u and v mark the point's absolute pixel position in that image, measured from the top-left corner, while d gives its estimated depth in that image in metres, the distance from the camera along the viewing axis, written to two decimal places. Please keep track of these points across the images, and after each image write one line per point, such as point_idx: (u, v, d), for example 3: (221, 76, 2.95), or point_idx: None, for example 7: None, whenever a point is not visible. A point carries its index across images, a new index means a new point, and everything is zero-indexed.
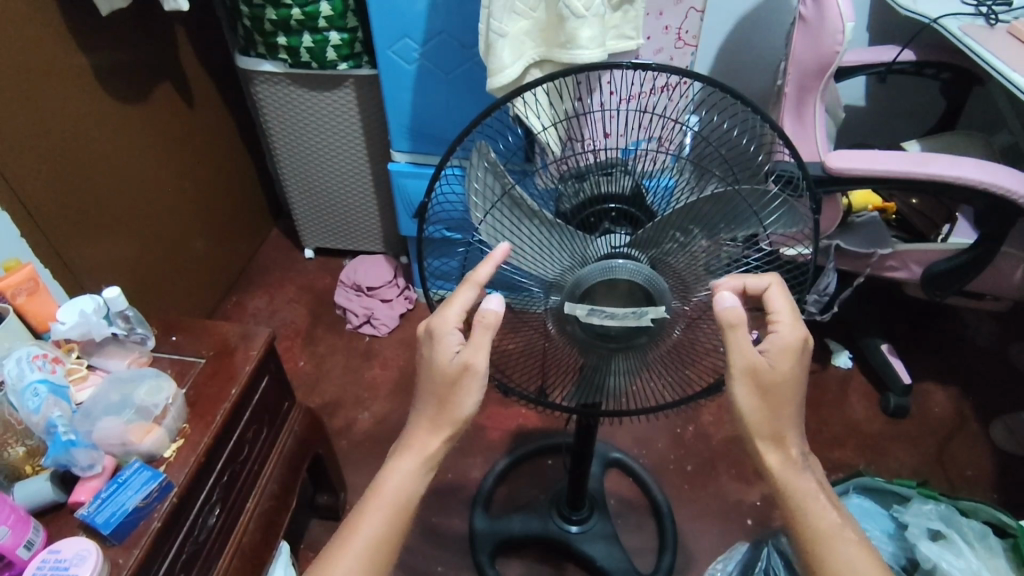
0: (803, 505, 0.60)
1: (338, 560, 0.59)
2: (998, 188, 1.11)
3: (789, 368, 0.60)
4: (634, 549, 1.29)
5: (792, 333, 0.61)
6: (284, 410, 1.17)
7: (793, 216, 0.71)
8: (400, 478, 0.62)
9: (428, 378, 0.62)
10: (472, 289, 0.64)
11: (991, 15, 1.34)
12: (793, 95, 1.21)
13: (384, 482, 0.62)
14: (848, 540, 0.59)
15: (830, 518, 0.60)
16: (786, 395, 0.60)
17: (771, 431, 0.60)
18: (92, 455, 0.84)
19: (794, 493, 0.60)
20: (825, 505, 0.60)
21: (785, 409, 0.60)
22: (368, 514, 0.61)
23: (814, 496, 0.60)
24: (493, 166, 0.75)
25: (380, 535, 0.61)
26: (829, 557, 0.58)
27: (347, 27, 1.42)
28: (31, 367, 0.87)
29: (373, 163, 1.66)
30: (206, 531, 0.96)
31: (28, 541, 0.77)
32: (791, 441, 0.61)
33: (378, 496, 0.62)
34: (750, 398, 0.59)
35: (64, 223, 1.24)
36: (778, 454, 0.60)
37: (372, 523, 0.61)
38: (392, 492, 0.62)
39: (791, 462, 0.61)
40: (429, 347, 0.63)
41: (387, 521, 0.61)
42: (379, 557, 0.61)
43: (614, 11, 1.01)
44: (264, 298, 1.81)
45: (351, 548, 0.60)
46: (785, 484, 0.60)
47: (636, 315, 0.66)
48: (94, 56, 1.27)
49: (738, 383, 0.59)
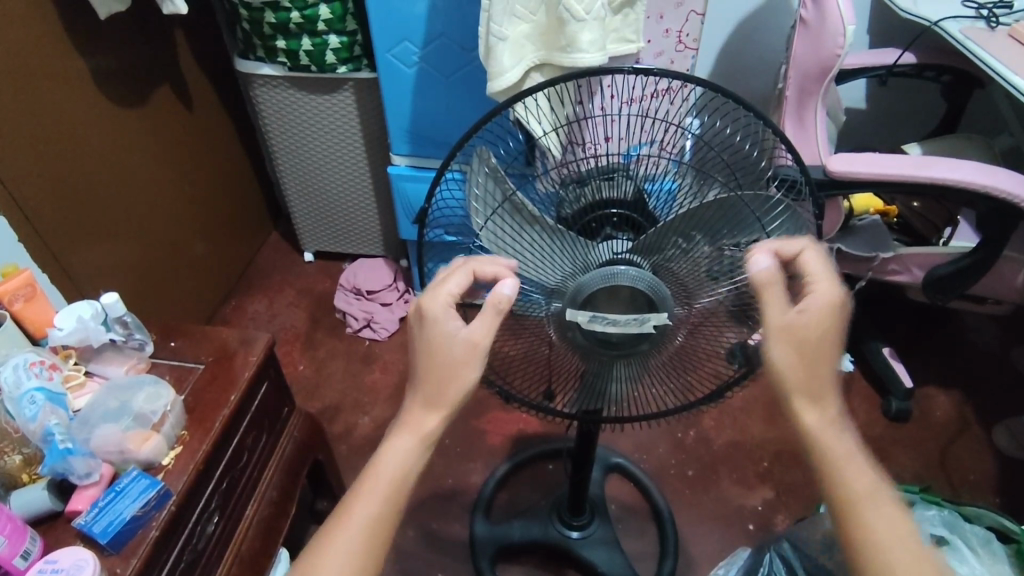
0: (836, 464, 0.58)
1: (334, 543, 0.57)
2: (999, 191, 1.11)
3: (829, 326, 0.56)
4: (635, 554, 1.28)
5: (830, 289, 0.58)
6: (284, 415, 1.16)
7: (795, 222, 0.69)
8: (396, 457, 0.59)
9: (427, 362, 0.59)
10: (460, 274, 0.63)
11: (992, 18, 1.34)
12: (793, 99, 1.20)
13: (378, 464, 0.60)
14: (884, 504, 0.57)
15: (865, 481, 0.58)
16: (827, 355, 0.57)
17: (810, 390, 0.57)
18: (90, 463, 0.84)
19: (829, 457, 0.58)
20: (860, 469, 0.58)
21: (825, 370, 0.57)
22: (362, 496, 0.59)
23: (850, 458, 0.58)
24: (493, 171, 0.74)
25: (377, 516, 0.58)
26: (859, 521, 0.56)
27: (346, 29, 1.41)
28: (28, 375, 0.87)
29: (373, 167, 1.65)
30: (206, 538, 0.96)
31: (26, 550, 0.77)
32: (829, 401, 0.58)
33: (372, 478, 0.59)
34: (788, 353, 0.56)
35: (61, 228, 1.23)
36: (815, 413, 0.57)
37: (367, 505, 0.58)
38: (387, 471, 0.59)
39: (828, 422, 0.58)
40: (425, 329, 0.60)
41: (384, 502, 0.59)
42: (378, 539, 0.58)
43: (614, 14, 1.01)
44: (263, 302, 1.80)
45: (347, 531, 0.58)
46: (819, 442, 0.58)
47: (638, 322, 0.67)
48: (92, 60, 1.26)
49: (775, 337, 0.56)
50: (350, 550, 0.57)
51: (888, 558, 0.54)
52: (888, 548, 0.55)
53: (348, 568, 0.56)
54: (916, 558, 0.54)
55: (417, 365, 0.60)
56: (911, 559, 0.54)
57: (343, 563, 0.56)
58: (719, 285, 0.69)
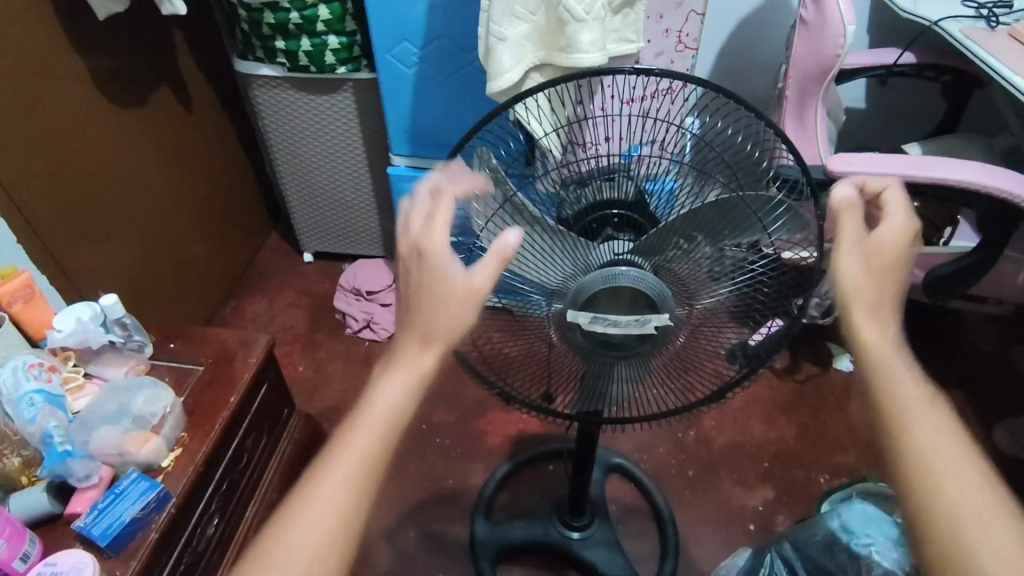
0: (888, 378, 0.55)
1: (328, 476, 0.53)
2: (1000, 191, 1.10)
3: (901, 249, 0.56)
4: (636, 555, 1.28)
5: (906, 222, 0.57)
6: (284, 417, 1.18)
7: (798, 222, 0.71)
8: (392, 389, 0.55)
9: (424, 304, 0.55)
10: (446, 210, 0.58)
11: (992, 18, 1.34)
12: (793, 99, 1.20)
13: (374, 395, 0.55)
14: (935, 416, 0.54)
15: (916, 398, 0.54)
16: (894, 276, 0.56)
17: (874, 308, 0.55)
18: (89, 465, 0.84)
19: (881, 364, 0.55)
20: (911, 382, 0.55)
21: (890, 288, 0.56)
22: (359, 428, 0.55)
23: (903, 372, 0.55)
24: (494, 172, 0.73)
25: (373, 450, 0.54)
26: (909, 427, 0.53)
27: (346, 30, 1.41)
28: (27, 377, 0.87)
29: (373, 167, 1.65)
30: (206, 539, 0.97)
31: (25, 552, 0.76)
32: (889, 321, 0.56)
33: (368, 411, 0.55)
34: (858, 272, 0.55)
35: (61, 229, 1.23)
36: (876, 329, 0.55)
37: (363, 438, 0.54)
38: (383, 406, 0.55)
39: (886, 338, 0.55)
40: (422, 269, 0.55)
41: (381, 434, 0.55)
42: (374, 473, 0.54)
43: (614, 14, 1.00)
44: (263, 303, 1.80)
45: (342, 463, 0.54)
46: (874, 355, 0.55)
47: (639, 323, 0.68)
48: (91, 60, 1.26)
49: (846, 255, 0.56)
50: (345, 484, 0.53)
51: (936, 478, 0.51)
52: (937, 467, 0.51)
53: (343, 502, 0.53)
54: (966, 478, 0.51)
55: (410, 305, 0.56)
56: (962, 479, 0.51)
57: (338, 497, 0.53)
58: (720, 286, 0.70)
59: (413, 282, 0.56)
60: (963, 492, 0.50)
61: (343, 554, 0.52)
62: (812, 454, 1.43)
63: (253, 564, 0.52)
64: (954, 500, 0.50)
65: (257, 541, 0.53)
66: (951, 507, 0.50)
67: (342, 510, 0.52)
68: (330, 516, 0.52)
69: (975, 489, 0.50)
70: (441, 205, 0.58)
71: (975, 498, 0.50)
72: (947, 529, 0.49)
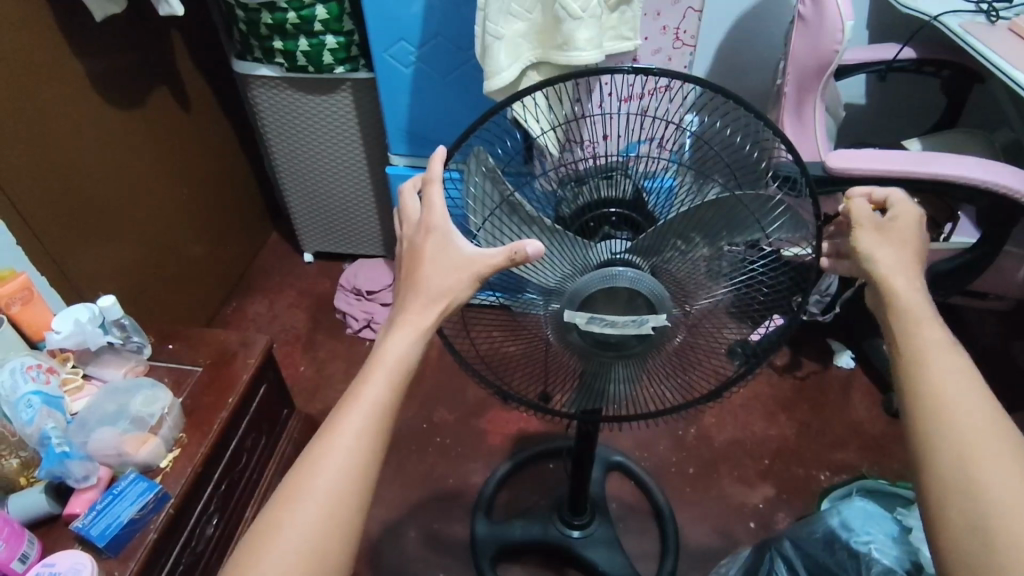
0: (913, 322, 0.57)
1: (340, 427, 0.54)
2: (999, 186, 1.10)
3: (907, 226, 0.63)
4: (636, 554, 1.27)
5: (908, 207, 0.65)
6: (284, 417, 1.22)
7: (795, 222, 0.69)
8: (402, 346, 0.56)
9: (431, 282, 0.58)
10: (442, 184, 0.61)
11: (992, 12, 1.33)
12: (791, 95, 1.20)
13: (385, 350, 0.56)
14: (953, 362, 0.55)
15: (940, 343, 0.56)
16: (908, 241, 0.62)
17: (900, 267, 0.61)
18: (87, 466, 0.85)
19: (904, 314, 0.58)
20: (933, 330, 0.57)
21: (906, 254, 0.62)
22: (372, 376, 0.56)
23: (927, 321, 0.57)
24: (490, 171, 0.71)
25: (384, 399, 0.55)
26: (926, 366, 0.55)
27: (343, 29, 1.41)
28: (24, 379, 0.88)
29: (372, 166, 1.65)
30: (205, 540, 0.99)
31: (23, 554, 0.78)
32: (913, 281, 0.60)
33: (378, 363, 0.56)
34: (879, 245, 0.62)
35: (60, 232, 1.24)
36: (901, 284, 0.60)
37: (376, 387, 0.55)
38: (394, 356, 0.56)
39: (913, 288, 0.59)
40: (427, 242, 0.59)
41: (391, 385, 0.56)
42: (386, 422, 0.55)
43: (610, 13, 1.00)
44: (263, 303, 1.81)
45: (356, 411, 0.54)
46: (902, 301, 0.59)
47: (636, 323, 0.68)
48: (89, 61, 1.26)
49: (865, 228, 0.63)
50: (362, 432, 0.54)
51: (949, 420, 0.52)
52: (951, 401, 0.53)
53: (359, 449, 0.53)
54: (981, 423, 0.51)
55: (415, 276, 0.59)
56: (976, 424, 0.51)
57: (354, 445, 0.53)
58: (718, 285, 0.70)
59: (418, 259, 0.59)
60: (974, 435, 0.51)
61: (361, 501, 0.53)
62: (812, 451, 1.43)
63: (272, 514, 0.52)
64: (960, 432, 0.51)
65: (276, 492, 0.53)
66: (959, 442, 0.51)
67: (357, 458, 0.53)
68: (346, 463, 0.52)
69: (986, 424, 0.51)
70: (432, 181, 0.61)
71: (987, 438, 0.50)
72: (950, 460, 0.50)
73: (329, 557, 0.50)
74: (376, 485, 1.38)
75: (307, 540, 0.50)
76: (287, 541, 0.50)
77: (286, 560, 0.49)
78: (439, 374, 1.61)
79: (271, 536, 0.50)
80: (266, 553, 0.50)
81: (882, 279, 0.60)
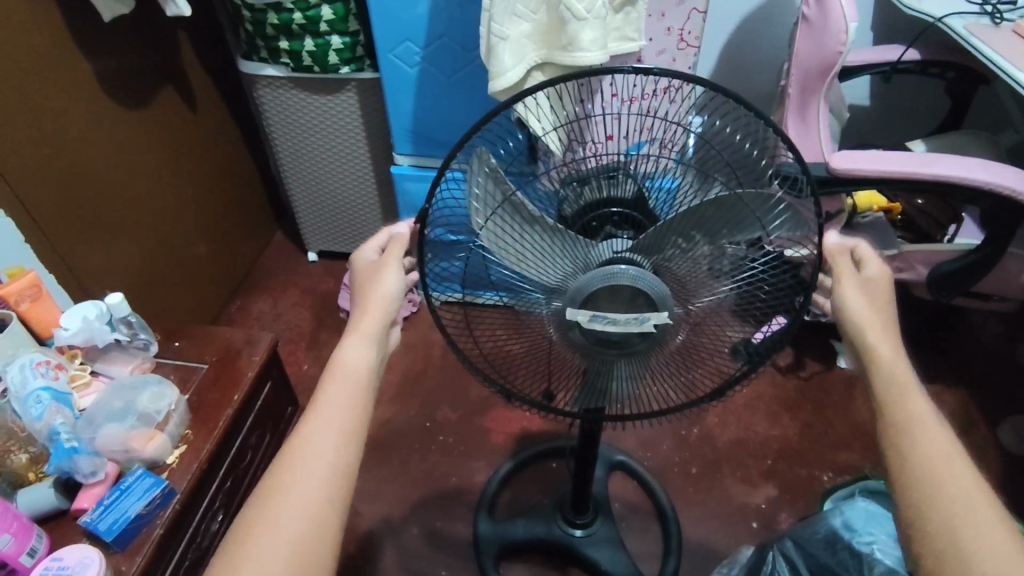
0: (898, 389, 0.59)
1: (313, 423, 0.59)
2: (1004, 188, 1.10)
3: (880, 287, 0.66)
4: (639, 553, 1.28)
5: (881, 264, 0.68)
6: (288, 415, 1.23)
7: (797, 221, 0.69)
8: (360, 351, 0.63)
9: (384, 286, 0.68)
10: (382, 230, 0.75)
11: (996, 13, 1.33)
12: (795, 96, 1.20)
13: (343, 355, 0.63)
14: (936, 429, 0.57)
15: (924, 409, 0.58)
16: (884, 304, 0.66)
17: (883, 331, 0.63)
18: (95, 462, 0.86)
19: (890, 380, 0.60)
20: (917, 396, 0.59)
21: (883, 319, 0.65)
22: (335, 377, 0.62)
23: (909, 386, 0.60)
24: (493, 172, 0.71)
25: (349, 394, 0.61)
26: (913, 434, 0.57)
27: (348, 30, 1.43)
28: (34, 375, 0.89)
29: (376, 165, 1.66)
30: (210, 536, 1.00)
31: (31, 548, 0.79)
32: (896, 344, 0.63)
33: (338, 364, 0.63)
34: (860, 304, 0.64)
35: (68, 230, 1.25)
36: (885, 346, 0.62)
37: (340, 385, 0.61)
38: (351, 358, 0.63)
39: (896, 353, 0.62)
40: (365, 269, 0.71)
41: (357, 388, 0.62)
42: (359, 414, 0.61)
43: (615, 13, 1.01)
44: (268, 302, 1.82)
45: (331, 413, 0.59)
46: (887, 368, 0.61)
47: (638, 321, 0.69)
48: (97, 61, 1.27)
49: (847, 287, 0.65)
50: (341, 432, 0.59)
51: (940, 488, 0.54)
52: (941, 469, 0.55)
53: (333, 437, 0.58)
54: (967, 492, 0.53)
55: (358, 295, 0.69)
56: (963, 492, 0.53)
57: (334, 444, 0.58)
58: (720, 284, 0.71)
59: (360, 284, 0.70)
60: (962, 503, 0.53)
61: (345, 496, 0.57)
62: (815, 452, 1.43)
63: (261, 499, 0.55)
64: (948, 494, 0.53)
65: (253, 494, 0.56)
66: (951, 511, 0.53)
67: (334, 446, 0.58)
68: (332, 445, 0.58)
69: (971, 485, 0.54)
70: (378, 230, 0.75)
71: (975, 507, 0.53)
72: (943, 528, 0.52)
73: (319, 548, 0.53)
74: (379, 483, 1.39)
75: (302, 520, 0.54)
76: (277, 536, 0.53)
77: (284, 540, 0.53)
78: (442, 373, 1.62)
79: (255, 533, 0.53)
80: (259, 543, 0.53)
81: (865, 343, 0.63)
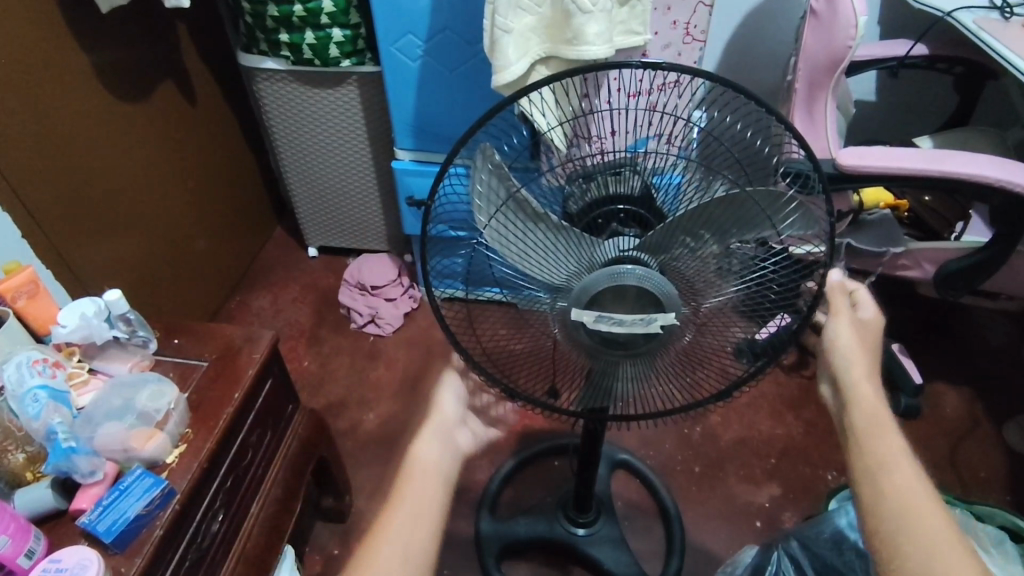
0: (875, 426, 0.60)
1: (393, 517, 0.63)
2: (1014, 185, 1.08)
3: (870, 329, 0.67)
4: (642, 552, 1.27)
5: (875, 310, 0.68)
6: (289, 412, 1.21)
7: (807, 218, 0.67)
8: (433, 453, 0.68)
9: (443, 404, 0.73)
10: None
11: (1005, 8, 1.31)
12: (803, 92, 1.19)
13: (416, 457, 0.68)
14: (906, 467, 0.58)
15: (898, 447, 0.59)
16: (874, 349, 0.66)
17: (868, 373, 0.63)
18: (93, 461, 0.86)
19: (868, 418, 0.60)
20: (890, 435, 0.60)
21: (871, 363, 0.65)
22: (413, 477, 0.66)
23: (886, 426, 0.60)
24: (498, 168, 0.70)
25: (425, 494, 0.65)
26: (887, 472, 0.57)
27: (349, 23, 1.40)
28: (30, 373, 0.88)
29: (377, 160, 1.65)
30: (211, 536, 0.99)
31: (29, 549, 0.78)
32: (877, 386, 0.63)
33: (414, 466, 0.67)
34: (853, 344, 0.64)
35: (67, 226, 1.24)
36: (868, 388, 0.62)
37: (417, 484, 0.65)
38: (426, 462, 0.68)
39: (877, 396, 0.62)
40: None
41: (420, 511, 0.64)
42: (431, 513, 0.64)
43: (621, 6, 0.99)
44: (268, 297, 1.80)
45: (396, 539, 0.61)
46: (867, 408, 0.61)
47: (644, 322, 0.67)
48: (94, 53, 1.25)
49: (844, 325, 0.65)
50: (408, 557, 0.61)
51: (914, 523, 0.54)
52: (915, 504, 0.55)
53: (409, 535, 0.62)
54: (940, 527, 0.54)
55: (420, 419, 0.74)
56: (936, 528, 0.53)
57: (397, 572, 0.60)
58: (727, 284, 0.70)
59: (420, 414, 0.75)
60: (936, 538, 0.53)
61: None
62: (820, 451, 1.42)
63: None
64: (922, 530, 0.53)
65: None
66: (927, 546, 0.52)
67: (406, 544, 0.61)
68: (406, 543, 0.61)
69: (943, 522, 0.54)
70: None
71: (948, 541, 0.53)
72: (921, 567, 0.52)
73: None
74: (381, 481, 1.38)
75: None
76: None
77: None
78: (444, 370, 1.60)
79: None
80: None
81: (852, 383, 0.62)
